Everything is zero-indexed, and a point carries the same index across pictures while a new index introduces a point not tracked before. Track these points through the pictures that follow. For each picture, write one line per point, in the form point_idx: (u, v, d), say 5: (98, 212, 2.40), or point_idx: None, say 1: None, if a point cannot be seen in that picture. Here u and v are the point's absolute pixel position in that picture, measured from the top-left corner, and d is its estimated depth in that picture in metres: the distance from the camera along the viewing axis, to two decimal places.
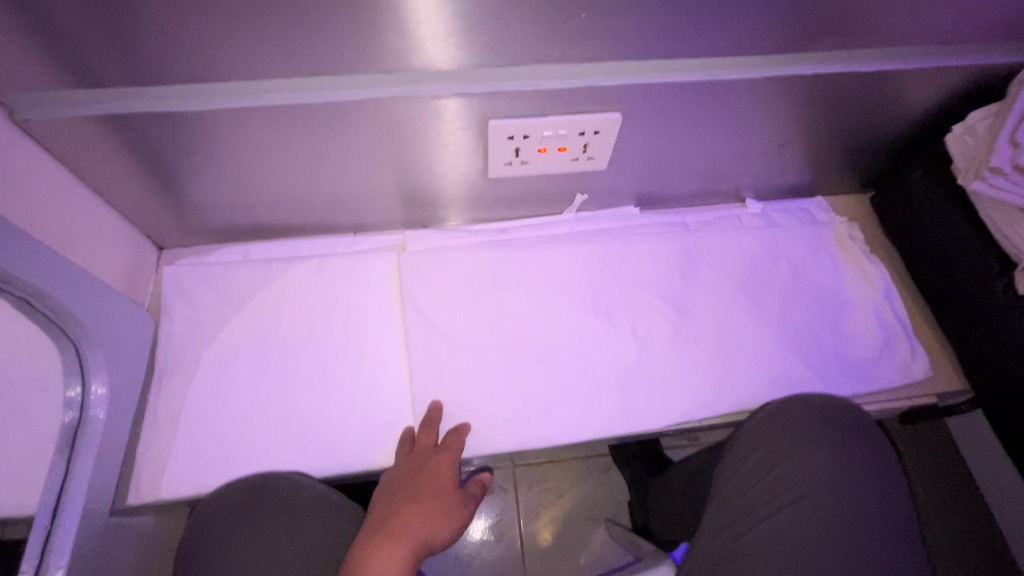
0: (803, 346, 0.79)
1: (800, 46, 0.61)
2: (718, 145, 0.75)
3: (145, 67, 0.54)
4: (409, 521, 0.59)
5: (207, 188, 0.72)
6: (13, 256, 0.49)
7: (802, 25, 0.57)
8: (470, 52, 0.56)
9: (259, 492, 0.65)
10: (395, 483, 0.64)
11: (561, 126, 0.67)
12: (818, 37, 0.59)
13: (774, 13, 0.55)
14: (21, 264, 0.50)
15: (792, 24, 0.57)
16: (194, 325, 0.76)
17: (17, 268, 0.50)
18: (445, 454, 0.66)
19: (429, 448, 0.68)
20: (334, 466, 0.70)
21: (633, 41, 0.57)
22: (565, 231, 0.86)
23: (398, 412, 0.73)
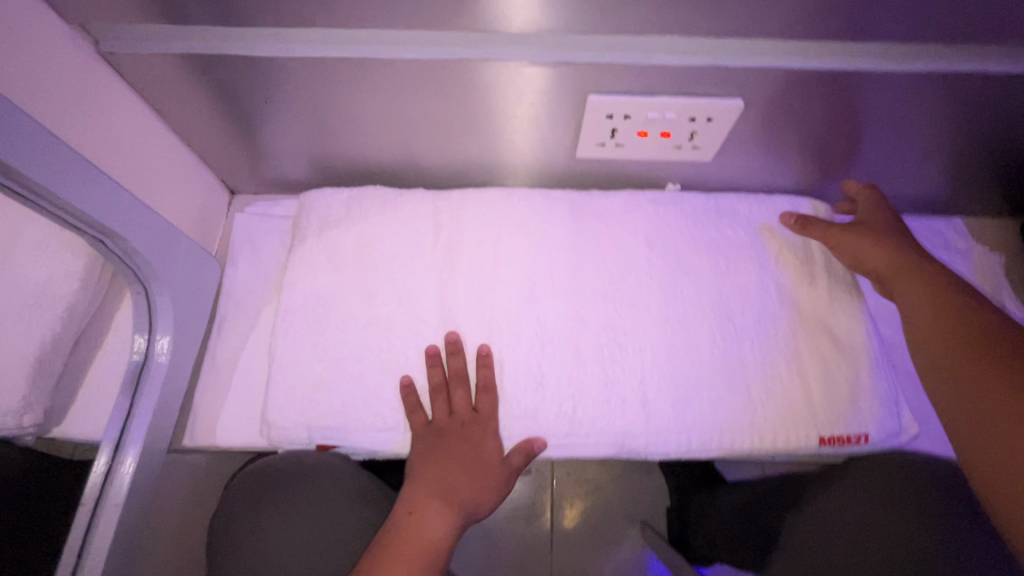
0: (910, 397, 0.71)
1: (972, 37, 0.51)
2: (847, 137, 0.65)
3: (232, 6, 0.49)
4: (461, 488, 0.58)
5: (285, 138, 0.68)
6: (72, 185, 0.48)
7: (979, 13, 0.48)
8: (568, 15, 0.49)
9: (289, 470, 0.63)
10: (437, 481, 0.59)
11: (670, 109, 0.58)
12: (999, 29, 0.49)
13: None
14: (79, 194, 0.49)
15: (970, 10, 0.47)
16: (256, 273, 0.74)
17: (77, 199, 0.49)
18: (481, 431, 0.61)
19: (469, 420, 0.61)
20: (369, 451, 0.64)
21: (772, 18, 0.48)
22: (667, 203, 0.71)
23: None
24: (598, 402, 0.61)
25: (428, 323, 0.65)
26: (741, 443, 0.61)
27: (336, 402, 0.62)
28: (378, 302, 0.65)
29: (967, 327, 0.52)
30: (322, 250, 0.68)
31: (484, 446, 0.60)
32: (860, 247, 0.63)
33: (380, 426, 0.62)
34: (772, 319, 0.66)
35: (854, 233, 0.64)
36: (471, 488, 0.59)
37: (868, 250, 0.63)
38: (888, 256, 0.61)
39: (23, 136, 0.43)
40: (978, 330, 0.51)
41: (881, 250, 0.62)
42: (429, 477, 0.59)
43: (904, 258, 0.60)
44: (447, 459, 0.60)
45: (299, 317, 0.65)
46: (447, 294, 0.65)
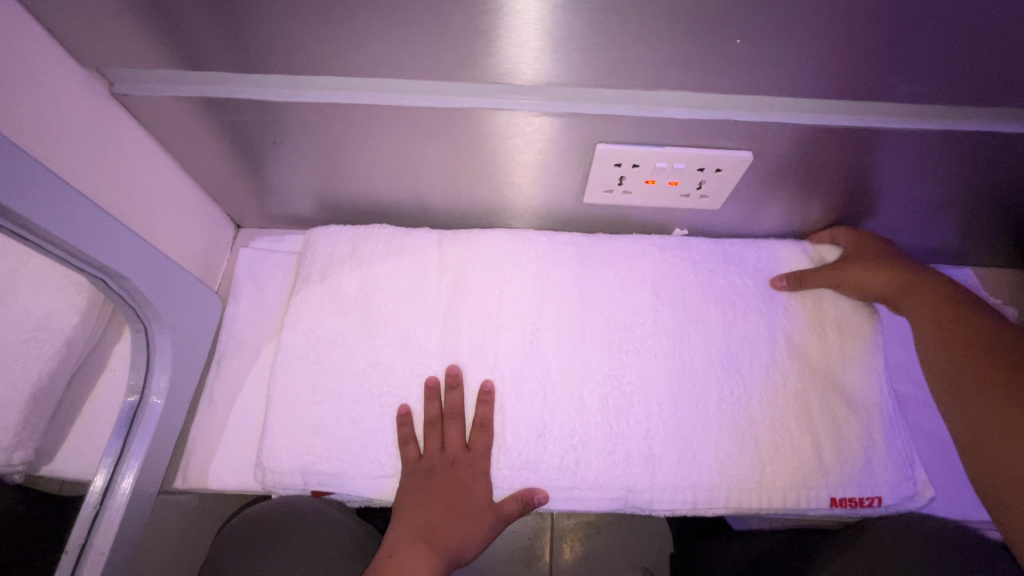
0: (923, 454, 0.68)
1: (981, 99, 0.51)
2: (856, 189, 0.64)
3: (246, 56, 0.50)
4: (447, 531, 0.56)
5: (293, 177, 0.69)
6: (77, 228, 0.48)
7: (989, 78, 0.48)
8: (578, 72, 0.49)
9: (284, 519, 0.60)
10: (422, 522, 0.57)
11: (678, 159, 0.58)
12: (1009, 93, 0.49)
13: (969, 61, 0.45)
14: (84, 236, 0.48)
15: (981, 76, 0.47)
16: (258, 310, 0.73)
17: (82, 242, 0.48)
18: (473, 469, 0.59)
19: (460, 458, 0.59)
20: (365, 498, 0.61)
21: (782, 78, 0.48)
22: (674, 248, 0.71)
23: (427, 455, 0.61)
24: (603, 454, 0.60)
25: (430, 367, 0.63)
26: (750, 501, 0.59)
27: (334, 447, 0.60)
28: (379, 344, 0.64)
29: (970, 341, 0.55)
30: (326, 289, 0.67)
31: (473, 489, 0.58)
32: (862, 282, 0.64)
33: (379, 473, 0.60)
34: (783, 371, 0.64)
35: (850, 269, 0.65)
36: (457, 531, 0.56)
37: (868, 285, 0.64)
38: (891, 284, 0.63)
39: (31, 182, 0.43)
40: (983, 345, 0.54)
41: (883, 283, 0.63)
42: (415, 518, 0.57)
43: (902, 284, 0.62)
44: (433, 497, 0.57)
45: (299, 357, 0.64)
46: (450, 338, 0.64)
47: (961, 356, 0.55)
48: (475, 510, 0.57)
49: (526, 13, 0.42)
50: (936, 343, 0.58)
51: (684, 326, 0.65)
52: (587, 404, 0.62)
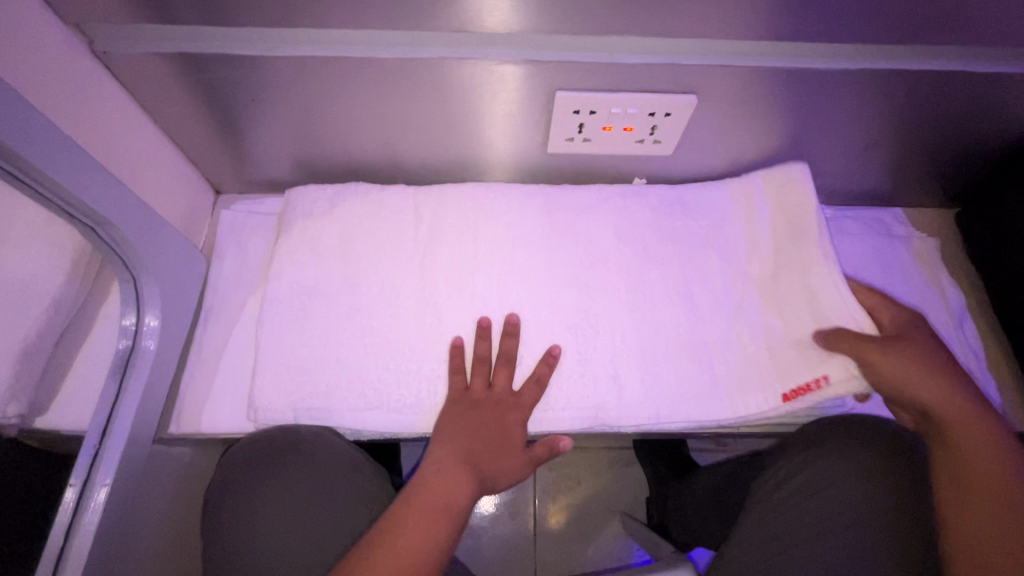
0: None
1: (889, 38, 0.58)
2: (792, 132, 0.71)
3: (222, 8, 0.53)
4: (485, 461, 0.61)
5: (269, 137, 0.72)
6: (70, 171, 0.51)
7: (890, 17, 0.54)
8: (534, 18, 0.54)
9: (284, 443, 0.63)
10: (460, 449, 0.60)
11: (632, 104, 0.64)
12: (911, 30, 0.56)
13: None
14: (75, 181, 0.51)
15: (883, 14, 0.54)
16: (242, 268, 0.76)
17: (74, 186, 0.51)
18: (516, 410, 0.63)
19: (505, 399, 0.64)
20: (350, 425, 0.64)
21: (715, 18, 0.54)
22: (632, 195, 0.76)
23: (408, 389, 0.65)
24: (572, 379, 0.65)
25: (410, 309, 0.68)
26: (706, 414, 0.65)
27: (322, 384, 0.64)
28: (361, 290, 0.68)
29: (990, 439, 0.57)
30: (307, 241, 0.71)
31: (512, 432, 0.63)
32: (909, 381, 0.59)
33: (365, 406, 0.64)
34: (733, 303, 0.70)
35: (901, 358, 0.59)
36: (496, 466, 0.61)
37: (915, 373, 0.59)
38: (931, 368, 0.59)
39: (25, 123, 0.45)
40: (1000, 448, 0.57)
41: (925, 369, 0.59)
42: (456, 448, 0.60)
43: (932, 365, 0.60)
44: (477, 430, 0.62)
45: (285, 305, 0.68)
46: (428, 282, 0.69)
47: (983, 450, 0.57)
48: (509, 449, 0.62)
49: None
50: (961, 441, 0.58)
51: (643, 263, 0.71)
52: (557, 334, 0.67)
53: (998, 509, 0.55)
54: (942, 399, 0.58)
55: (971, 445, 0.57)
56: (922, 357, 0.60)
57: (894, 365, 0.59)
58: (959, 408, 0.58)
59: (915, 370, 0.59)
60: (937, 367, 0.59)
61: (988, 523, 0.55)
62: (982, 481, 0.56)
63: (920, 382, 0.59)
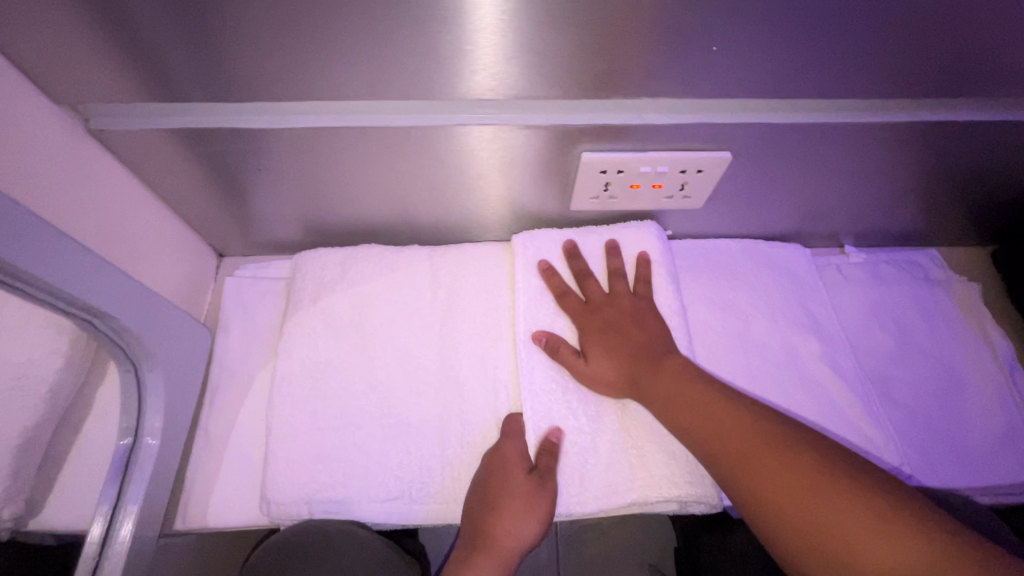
0: (913, 431, 0.68)
1: (932, 91, 0.55)
2: (826, 182, 0.68)
3: (227, 83, 0.50)
4: (504, 536, 0.55)
5: (275, 203, 0.68)
6: (67, 268, 0.47)
7: (937, 71, 0.51)
8: (561, 82, 0.51)
9: (316, 546, 0.56)
10: (475, 528, 0.56)
11: (661, 163, 0.60)
12: (956, 83, 0.53)
13: (916, 54, 0.49)
14: (73, 277, 0.47)
15: (929, 70, 0.51)
16: (249, 338, 0.72)
17: (71, 283, 0.47)
18: (531, 481, 0.56)
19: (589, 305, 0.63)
20: (371, 517, 0.59)
21: (753, 77, 0.51)
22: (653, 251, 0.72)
23: (432, 475, 0.60)
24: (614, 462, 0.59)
25: (431, 384, 0.63)
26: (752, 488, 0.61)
27: (339, 472, 0.60)
28: (378, 364, 0.64)
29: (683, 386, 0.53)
30: (318, 313, 0.66)
31: (534, 507, 0.56)
32: (598, 375, 0.59)
33: (385, 497, 0.59)
34: (764, 363, 0.68)
35: (588, 348, 0.61)
36: (516, 532, 0.55)
37: (610, 372, 0.59)
38: (625, 349, 0.59)
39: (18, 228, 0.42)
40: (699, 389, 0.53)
41: (612, 350, 0.59)
42: (475, 530, 0.56)
43: (660, 345, 0.59)
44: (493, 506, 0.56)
45: (297, 384, 0.64)
46: (449, 353, 0.65)
47: (673, 392, 0.54)
48: (524, 514, 0.55)
49: (493, 22, 0.44)
50: (650, 391, 0.55)
51: None
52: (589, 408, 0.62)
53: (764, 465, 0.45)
54: (623, 369, 0.58)
55: (654, 391, 0.55)
56: (642, 342, 0.59)
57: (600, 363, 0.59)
58: (632, 364, 0.58)
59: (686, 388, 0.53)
60: (630, 349, 0.59)
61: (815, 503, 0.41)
62: (751, 452, 0.46)
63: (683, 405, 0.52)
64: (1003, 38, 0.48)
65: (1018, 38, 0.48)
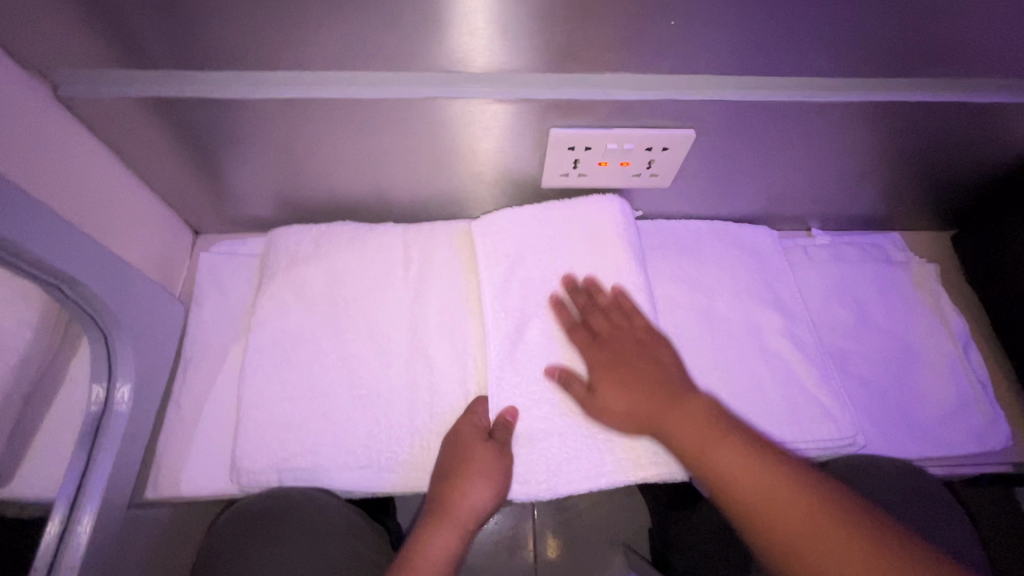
0: (871, 406, 0.71)
1: (887, 71, 0.57)
2: (789, 163, 0.70)
3: (196, 50, 0.50)
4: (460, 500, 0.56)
5: (249, 178, 0.68)
6: (35, 231, 0.47)
7: (889, 51, 0.53)
8: (525, 55, 0.52)
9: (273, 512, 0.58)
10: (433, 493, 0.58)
11: (628, 140, 0.62)
12: (909, 63, 0.55)
13: (868, 33, 0.51)
14: (42, 242, 0.48)
15: (882, 48, 0.53)
16: (222, 313, 0.72)
17: (41, 248, 0.48)
18: (487, 447, 0.58)
19: (601, 339, 0.62)
20: (340, 485, 0.60)
21: (713, 54, 0.53)
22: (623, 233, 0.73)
23: (401, 444, 0.61)
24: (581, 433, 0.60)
25: (402, 356, 0.64)
26: None
27: (309, 441, 0.61)
28: (350, 337, 0.65)
29: (698, 421, 0.54)
30: (291, 286, 0.67)
31: (492, 473, 0.57)
32: (613, 412, 0.58)
33: (355, 465, 0.60)
34: (728, 338, 0.70)
35: (602, 384, 0.60)
36: (473, 497, 0.57)
37: (625, 409, 0.58)
38: (641, 387, 0.58)
39: None
40: (713, 426, 0.54)
41: (626, 386, 0.59)
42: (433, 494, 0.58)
43: (673, 380, 0.58)
44: (450, 471, 0.58)
45: (269, 355, 0.64)
46: (420, 326, 0.66)
47: (693, 433, 0.54)
48: (480, 481, 0.57)
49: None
50: (671, 432, 0.55)
51: None
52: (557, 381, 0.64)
53: (759, 498, 0.48)
54: (638, 407, 0.58)
55: (666, 429, 0.55)
56: (656, 377, 0.59)
57: (615, 397, 0.59)
58: (650, 403, 0.57)
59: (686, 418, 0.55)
60: (645, 386, 0.58)
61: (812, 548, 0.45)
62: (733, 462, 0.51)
63: (682, 428, 0.54)
64: (950, 18, 0.50)
65: (965, 16, 0.50)
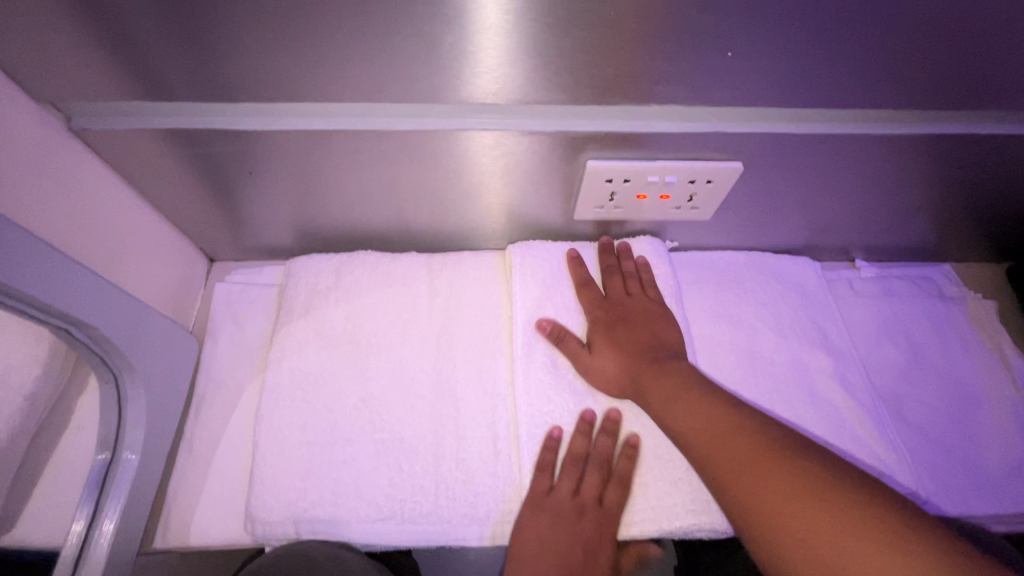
0: (927, 455, 0.66)
1: (955, 104, 0.52)
2: (838, 195, 0.65)
3: (217, 82, 0.47)
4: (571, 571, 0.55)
5: (268, 208, 0.65)
6: (43, 276, 0.44)
7: (961, 83, 0.49)
8: (565, 88, 0.49)
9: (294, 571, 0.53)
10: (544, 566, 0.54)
11: (670, 173, 0.58)
12: (981, 95, 0.51)
13: (940, 65, 0.47)
14: (50, 286, 0.45)
15: (953, 80, 0.49)
16: (237, 348, 0.69)
17: (50, 292, 0.45)
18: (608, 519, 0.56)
19: (610, 303, 0.63)
20: (360, 539, 0.56)
21: (768, 86, 0.49)
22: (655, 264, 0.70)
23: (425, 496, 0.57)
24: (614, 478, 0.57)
25: (426, 399, 0.61)
26: None
27: (327, 491, 0.57)
28: (372, 378, 0.62)
29: (679, 385, 0.54)
30: (310, 321, 0.64)
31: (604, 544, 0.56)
32: (600, 367, 0.59)
33: (376, 518, 0.56)
34: (771, 379, 0.65)
35: (598, 340, 0.60)
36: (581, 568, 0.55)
37: (613, 367, 0.59)
38: (635, 350, 0.59)
39: None
40: (707, 404, 0.52)
41: (621, 346, 0.59)
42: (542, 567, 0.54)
43: (668, 349, 0.59)
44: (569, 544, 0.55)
45: (286, 397, 0.61)
46: (445, 367, 0.62)
47: (674, 396, 0.53)
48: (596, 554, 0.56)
49: (497, 24, 0.42)
50: (650, 392, 0.55)
51: None
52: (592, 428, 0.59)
53: (761, 485, 0.45)
54: (629, 367, 0.58)
55: (653, 394, 0.55)
56: (651, 343, 0.59)
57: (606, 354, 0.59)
58: (639, 367, 0.58)
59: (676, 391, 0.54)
60: (640, 350, 0.59)
61: (804, 523, 0.41)
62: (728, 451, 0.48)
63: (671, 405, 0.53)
64: None
65: None
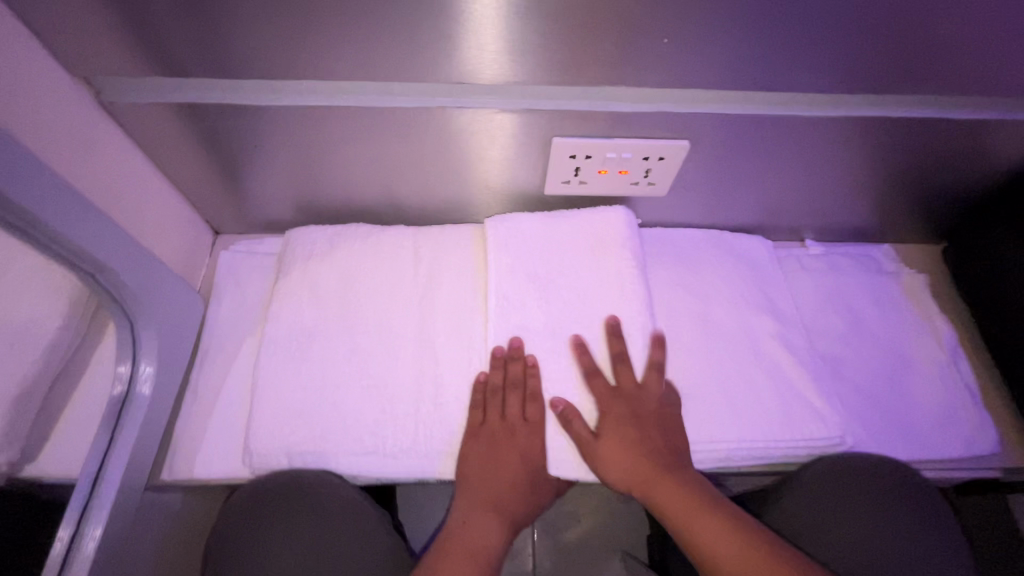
0: (862, 410, 0.73)
1: (869, 90, 0.60)
2: (781, 175, 0.73)
3: (229, 61, 0.55)
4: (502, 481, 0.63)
5: (269, 181, 0.73)
6: (77, 223, 0.51)
7: (870, 70, 0.57)
8: (530, 71, 0.56)
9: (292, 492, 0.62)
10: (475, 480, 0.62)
11: (626, 149, 0.66)
12: (890, 82, 0.59)
13: (849, 54, 0.55)
14: (81, 232, 0.52)
15: (863, 68, 0.57)
16: (239, 307, 0.76)
17: (80, 237, 0.52)
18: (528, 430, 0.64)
19: (619, 394, 0.65)
20: (347, 469, 0.63)
21: (705, 71, 0.57)
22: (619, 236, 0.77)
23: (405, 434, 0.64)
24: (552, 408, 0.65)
25: (408, 350, 0.68)
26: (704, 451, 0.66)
27: (318, 428, 0.64)
28: (361, 331, 0.69)
29: (683, 494, 0.60)
30: (306, 282, 0.71)
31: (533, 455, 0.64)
32: (609, 458, 0.62)
33: (361, 451, 0.63)
34: (721, 339, 0.72)
35: (607, 436, 0.63)
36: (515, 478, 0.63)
37: (622, 462, 0.62)
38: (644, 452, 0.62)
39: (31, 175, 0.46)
40: (709, 508, 0.60)
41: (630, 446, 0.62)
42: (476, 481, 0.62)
43: (676, 454, 0.63)
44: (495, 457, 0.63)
45: (283, 347, 0.68)
46: (427, 322, 0.69)
47: (682, 508, 0.60)
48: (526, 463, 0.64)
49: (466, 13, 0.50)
50: (660, 500, 0.61)
51: None
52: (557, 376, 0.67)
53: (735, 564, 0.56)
54: (638, 470, 0.62)
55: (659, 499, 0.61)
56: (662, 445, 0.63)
57: (614, 450, 0.62)
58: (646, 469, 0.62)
59: (676, 492, 0.60)
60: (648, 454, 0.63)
61: None
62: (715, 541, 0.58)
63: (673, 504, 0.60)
64: (926, 41, 0.54)
65: (940, 40, 0.54)
